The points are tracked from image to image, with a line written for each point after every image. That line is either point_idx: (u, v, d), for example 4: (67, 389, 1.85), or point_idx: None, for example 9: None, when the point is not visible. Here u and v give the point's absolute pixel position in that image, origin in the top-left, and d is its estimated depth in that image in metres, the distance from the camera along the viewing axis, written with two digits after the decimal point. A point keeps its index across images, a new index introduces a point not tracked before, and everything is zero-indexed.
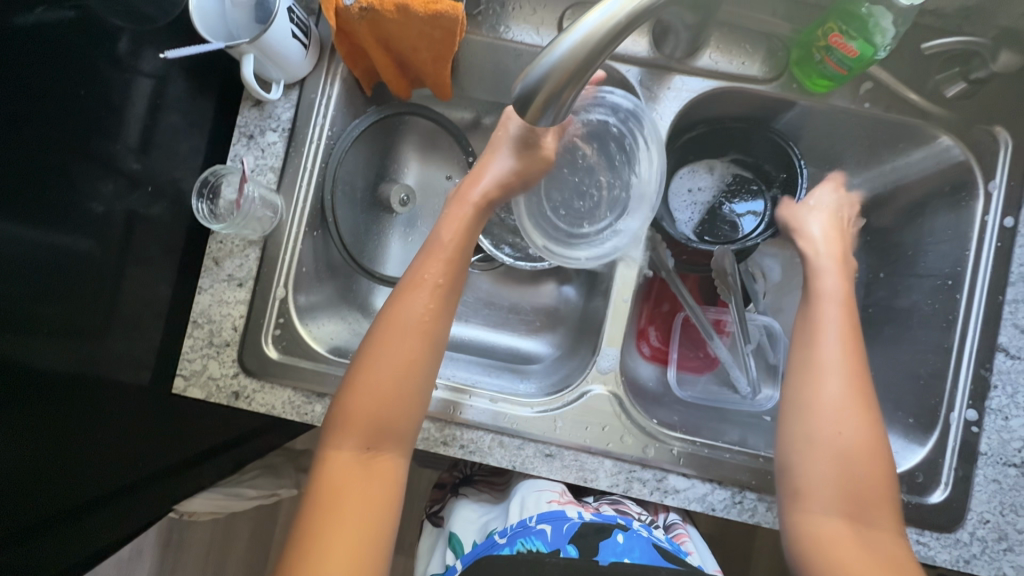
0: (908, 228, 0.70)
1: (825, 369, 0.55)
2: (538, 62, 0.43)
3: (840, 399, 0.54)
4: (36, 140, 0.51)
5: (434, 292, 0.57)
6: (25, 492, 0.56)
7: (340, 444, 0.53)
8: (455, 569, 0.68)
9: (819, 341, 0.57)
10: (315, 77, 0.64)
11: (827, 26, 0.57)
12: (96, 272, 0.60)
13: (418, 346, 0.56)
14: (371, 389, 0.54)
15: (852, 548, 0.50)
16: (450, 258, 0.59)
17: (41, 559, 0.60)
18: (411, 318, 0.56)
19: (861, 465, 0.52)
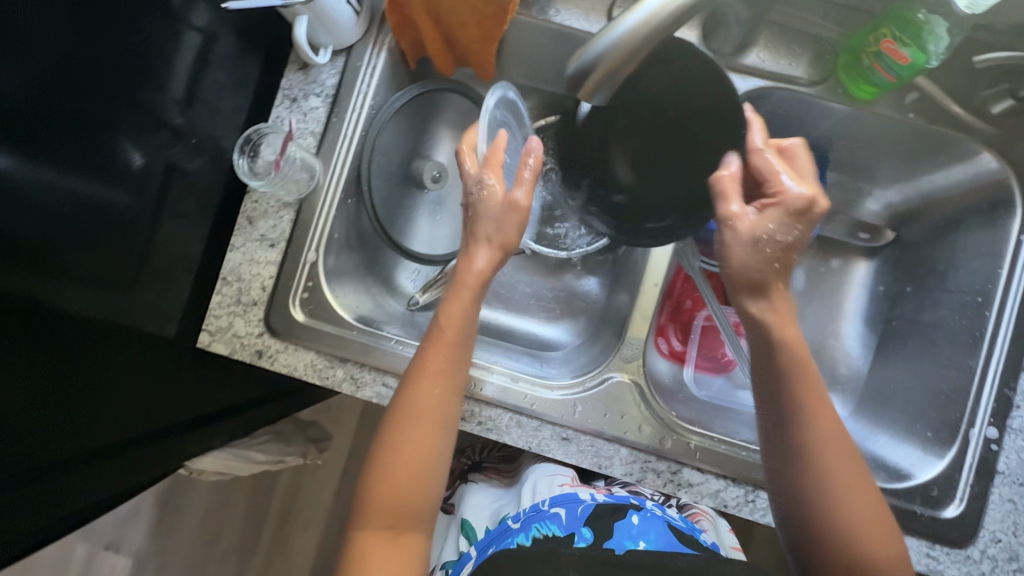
0: (941, 242, 0.71)
1: (808, 459, 0.53)
2: (598, 40, 0.43)
3: (836, 483, 0.53)
4: (91, 85, 0.52)
5: (439, 377, 0.54)
6: (35, 436, 0.55)
7: (363, 533, 0.50)
8: (470, 557, 0.68)
9: (794, 416, 0.55)
10: (363, 46, 0.65)
11: (880, 32, 0.58)
12: (133, 221, 0.61)
13: (431, 433, 0.52)
14: (391, 480, 0.51)
15: None
16: (453, 339, 0.55)
17: (45, 504, 0.60)
18: (421, 406, 0.53)
19: (866, 532, 0.51)
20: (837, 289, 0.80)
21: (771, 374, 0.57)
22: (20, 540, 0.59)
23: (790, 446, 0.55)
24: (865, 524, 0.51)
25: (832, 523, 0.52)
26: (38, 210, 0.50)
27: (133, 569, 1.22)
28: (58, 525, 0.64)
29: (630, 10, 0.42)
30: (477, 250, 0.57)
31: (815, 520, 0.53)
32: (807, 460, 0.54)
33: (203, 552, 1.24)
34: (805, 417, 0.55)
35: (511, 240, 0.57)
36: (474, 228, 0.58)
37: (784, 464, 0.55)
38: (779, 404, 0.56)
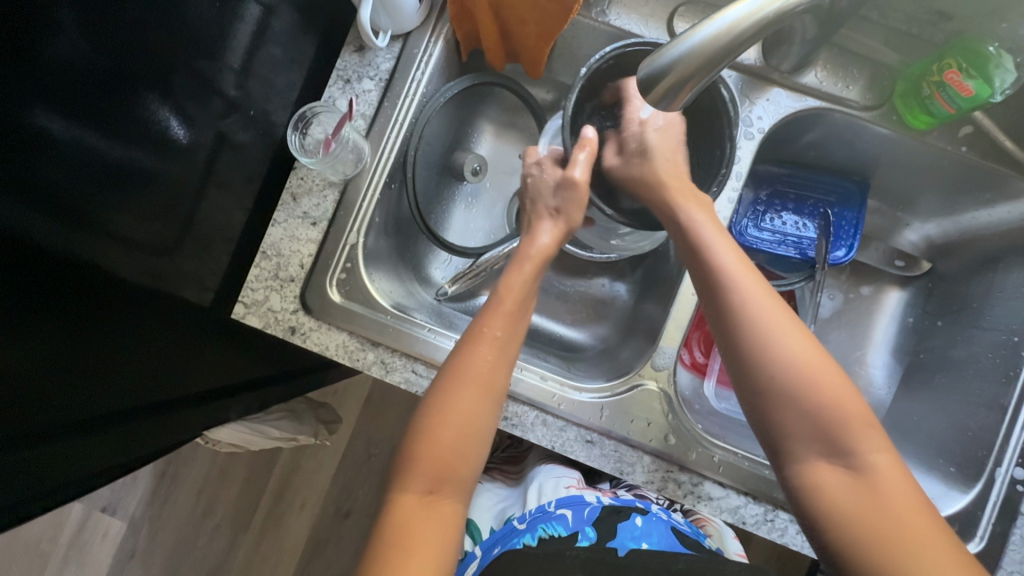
0: (977, 279, 0.71)
1: (739, 326, 0.52)
2: (672, 48, 0.43)
3: (776, 345, 0.50)
4: (152, 46, 0.53)
5: (494, 343, 0.55)
6: (56, 389, 0.54)
7: (402, 492, 0.50)
8: (474, 555, 0.68)
9: (719, 288, 0.53)
10: (421, 33, 0.65)
11: (944, 63, 0.58)
12: (180, 187, 0.61)
13: (480, 398, 0.53)
14: (437, 441, 0.51)
15: (853, 491, 0.47)
16: (511, 309, 0.57)
17: (62, 461, 0.59)
18: (474, 372, 0.53)
19: (813, 392, 0.49)
20: (866, 316, 0.80)
21: (689, 251, 0.56)
22: (39, 499, 0.59)
23: (722, 318, 0.53)
24: (821, 380, 0.49)
25: (780, 386, 0.50)
26: (91, 169, 0.51)
27: (128, 531, 1.24)
28: (75, 486, 0.63)
29: (707, 19, 0.42)
30: (542, 228, 0.62)
31: (764, 388, 0.50)
32: (738, 327, 0.52)
33: (197, 523, 1.24)
34: (732, 287, 0.53)
35: (574, 218, 0.63)
36: (543, 206, 0.64)
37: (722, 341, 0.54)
38: (702, 274, 0.55)
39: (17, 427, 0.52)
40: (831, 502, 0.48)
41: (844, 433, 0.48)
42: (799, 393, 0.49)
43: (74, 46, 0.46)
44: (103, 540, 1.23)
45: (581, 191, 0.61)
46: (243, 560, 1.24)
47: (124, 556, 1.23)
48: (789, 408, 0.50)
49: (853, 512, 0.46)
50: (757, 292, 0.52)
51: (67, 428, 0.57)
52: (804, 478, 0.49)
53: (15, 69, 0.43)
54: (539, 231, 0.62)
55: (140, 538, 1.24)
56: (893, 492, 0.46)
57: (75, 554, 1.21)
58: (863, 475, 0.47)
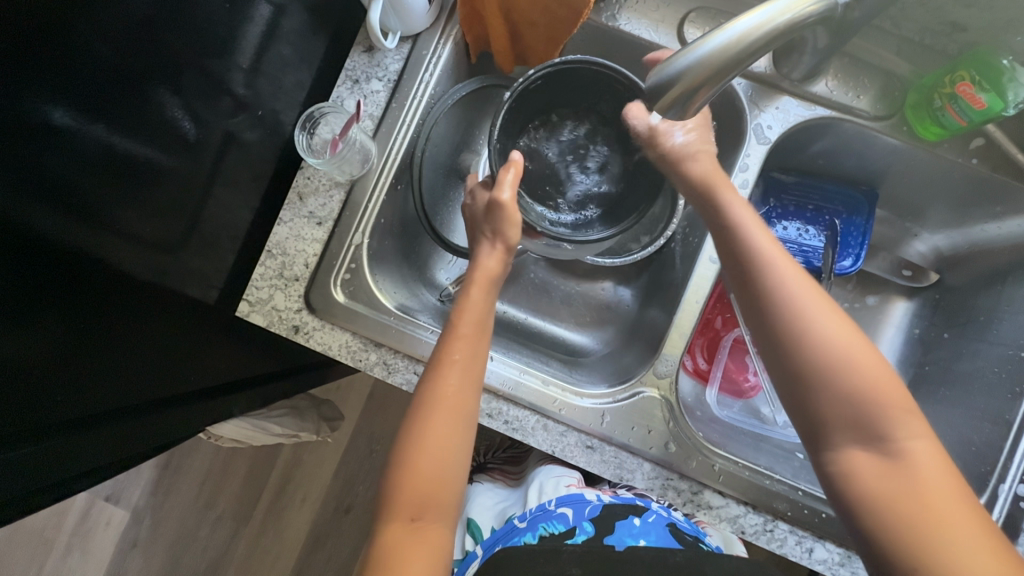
0: (985, 292, 0.70)
1: (771, 310, 0.52)
2: (681, 56, 0.43)
3: (814, 323, 0.50)
4: (162, 45, 0.53)
5: (452, 366, 0.55)
6: (58, 390, 0.55)
7: (387, 523, 0.50)
8: (475, 555, 0.68)
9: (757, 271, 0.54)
10: (430, 35, 0.65)
11: (957, 75, 0.58)
12: (187, 185, 0.61)
13: (452, 420, 0.53)
14: (415, 473, 0.51)
15: (888, 476, 0.45)
16: (470, 332, 0.57)
17: (64, 460, 0.59)
18: (441, 398, 0.53)
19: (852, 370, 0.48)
20: (873, 326, 0.79)
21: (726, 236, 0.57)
22: (43, 493, 0.60)
23: (754, 302, 0.54)
24: (857, 358, 0.48)
25: (814, 368, 0.49)
26: (100, 166, 0.51)
27: (131, 520, 1.25)
28: (74, 482, 0.63)
29: (716, 29, 0.42)
30: (483, 252, 0.60)
31: (797, 368, 0.50)
32: (773, 309, 0.52)
33: (199, 514, 1.25)
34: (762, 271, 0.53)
35: (511, 236, 0.60)
36: (483, 230, 0.62)
37: (756, 326, 0.54)
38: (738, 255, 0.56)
39: (26, 423, 0.53)
40: (868, 488, 0.46)
41: (878, 415, 0.47)
42: (830, 374, 0.48)
43: (90, 43, 0.46)
44: (106, 529, 1.24)
45: (506, 215, 0.59)
46: (243, 553, 1.25)
47: (127, 545, 1.24)
48: (824, 390, 0.48)
49: (892, 497, 0.45)
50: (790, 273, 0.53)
51: (73, 422, 0.58)
52: (840, 465, 0.48)
53: (34, 67, 0.43)
54: (482, 253, 0.61)
55: (142, 527, 1.25)
56: (933, 476, 0.44)
57: (79, 542, 1.23)
58: (899, 461, 0.45)
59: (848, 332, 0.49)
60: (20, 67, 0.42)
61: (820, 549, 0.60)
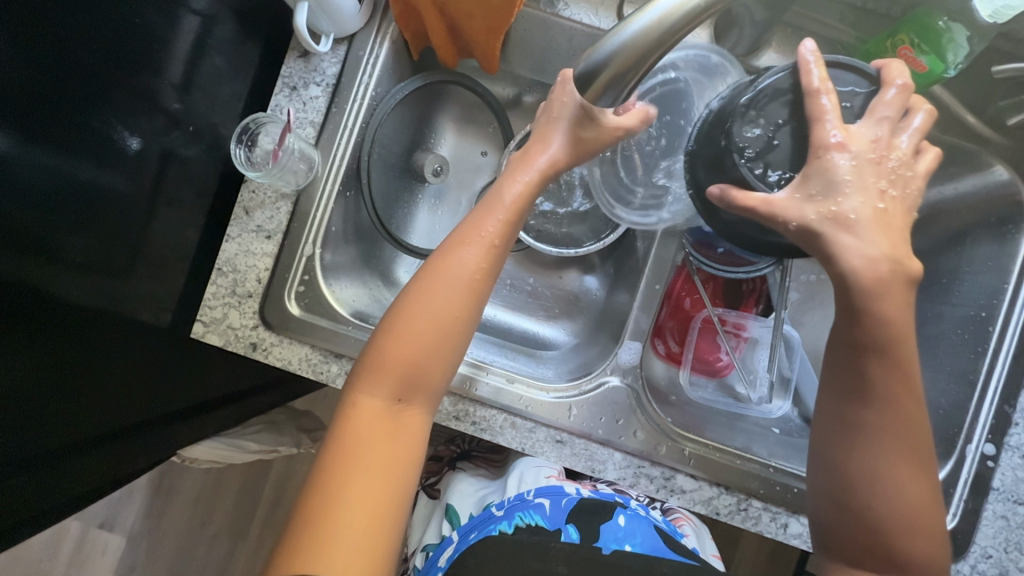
0: (944, 255, 0.68)
1: (859, 455, 0.50)
2: (608, 40, 0.41)
3: (891, 485, 0.50)
4: (83, 67, 0.51)
5: (487, 250, 0.53)
6: (13, 426, 0.53)
7: (369, 393, 0.50)
8: (451, 542, 0.67)
9: (867, 406, 0.50)
10: (366, 35, 0.63)
11: (898, 38, 0.57)
12: (126, 209, 0.59)
13: (463, 303, 0.52)
14: (404, 345, 0.50)
15: None
16: (508, 218, 0.53)
17: (25, 494, 0.58)
18: (460, 276, 0.52)
19: (909, 530, 0.50)
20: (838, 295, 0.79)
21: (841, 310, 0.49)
22: (16, 527, 0.60)
23: (848, 434, 0.51)
24: (914, 520, 0.49)
25: (878, 519, 0.50)
26: (33, 200, 0.49)
27: (126, 546, 1.23)
28: (40, 516, 0.62)
29: (641, 10, 0.41)
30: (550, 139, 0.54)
31: (850, 504, 0.51)
32: (876, 426, 0.49)
33: (194, 533, 1.24)
34: (879, 388, 0.49)
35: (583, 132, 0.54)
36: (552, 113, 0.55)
37: (839, 452, 0.52)
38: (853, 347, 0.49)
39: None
40: None
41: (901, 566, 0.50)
42: (886, 533, 0.50)
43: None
44: (102, 556, 1.22)
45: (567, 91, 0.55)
46: (242, 568, 1.24)
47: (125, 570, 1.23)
48: (872, 505, 0.50)
49: None
50: (901, 426, 0.49)
51: (35, 458, 0.57)
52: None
53: None
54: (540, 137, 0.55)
55: (139, 552, 1.24)
56: None
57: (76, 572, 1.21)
58: None
59: (915, 491, 0.49)
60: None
61: (795, 524, 0.60)
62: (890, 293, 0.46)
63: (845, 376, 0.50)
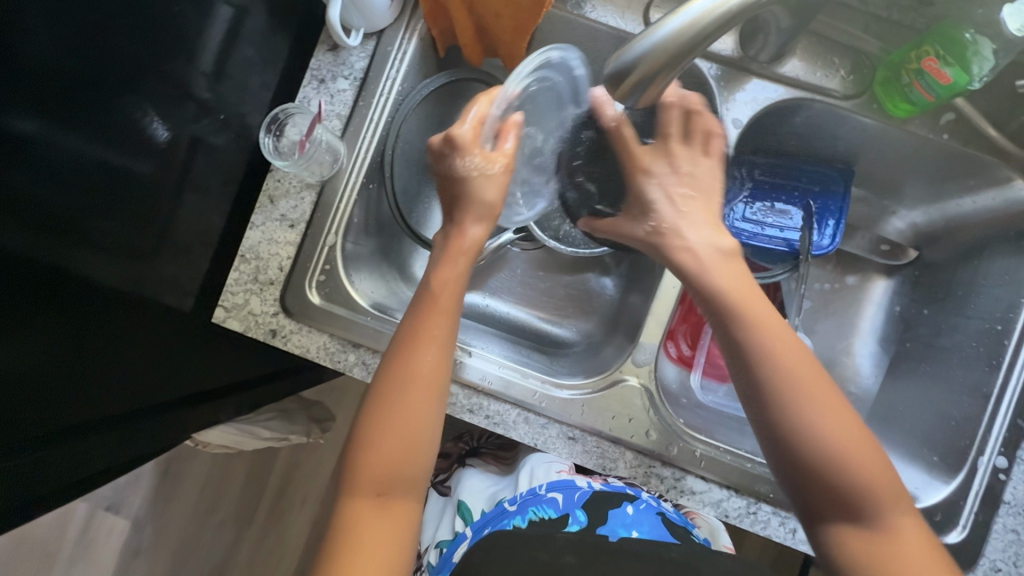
0: (961, 268, 0.71)
1: (766, 400, 0.51)
2: (640, 41, 0.42)
3: (813, 418, 0.50)
4: (123, 55, 0.52)
5: (435, 343, 0.55)
6: (41, 400, 0.55)
7: (353, 501, 0.50)
8: (465, 536, 0.69)
9: (754, 354, 0.52)
10: (395, 30, 0.64)
11: (923, 50, 0.58)
12: (155, 193, 0.61)
13: (427, 397, 0.53)
14: (377, 448, 0.51)
15: (879, 555, 0.47)
16: (447, 307, 0.57)
17: (49, 469, 0.59)
18: (415, 372, 0.53)
19: (852, 458, 0.49)
20: (853, 305, 0.80)
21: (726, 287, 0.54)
22: (41, 499, 0.61)
23: (755, 391, 0.52)
24: (850, 444, 0.49)
25: (819, 459, 0.49)
26: (67, 183, 0.51)
27: (131, 531, 1.24)
28: (64, 488, 0.64)
29: (673, 13, 0.42)
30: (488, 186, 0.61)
31: (799, 454, 0.50)
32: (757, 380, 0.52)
33: (202, 518, 1.26)
34: (758, 342, 0.52)
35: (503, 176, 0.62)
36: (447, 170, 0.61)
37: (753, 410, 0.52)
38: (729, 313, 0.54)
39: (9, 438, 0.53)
40: (861, 565, 0.48)
41: (871, 502, 0.48)
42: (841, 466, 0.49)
43: (43, 53, 0.45)
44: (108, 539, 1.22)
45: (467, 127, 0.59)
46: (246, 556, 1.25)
47: (129, 555, 1.24)
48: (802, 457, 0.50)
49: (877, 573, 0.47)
50: (788, 354, 0.52)
51: (53, 435, 0.58)
52: (840, 546, 0.49)
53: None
54: (470, 222, 0.61)
55: (144, 537, 1.24)
56: (917, 552, 0.47)
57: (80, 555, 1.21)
58: (887, 534, 0.48)
59: (835, 413, 0.50)
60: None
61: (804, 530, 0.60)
62: (717, 266, 0.57)
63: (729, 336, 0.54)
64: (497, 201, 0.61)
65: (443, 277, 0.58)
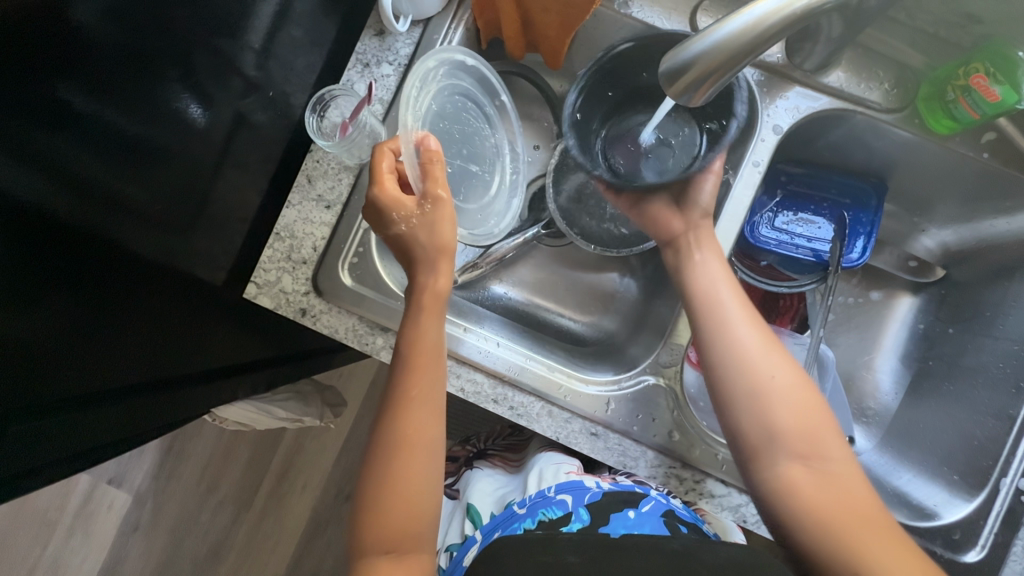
0: (990, 289, 0.70)
1: (726, 359, 0.58)
2: (697, 40, 0.43)
3: (759, 364, 0.57)
4: (177, 26, 0.53)
5: (412, 402, 0.55)
6: (81, 361, 0.55)
7: (368, 559, 0.53)
8: (475, 540, 0.68)
9: (714, 317, 0.60)
10: (442, 20, 0.65)
11: (972, 67, 0.59)
12: (197, 167, 0.61)
13: (423, 458, 0.55)
14: (381, 509, 0.53)
15: (821, 490, 0.53)
16: (424, 362, 0.55)
17: (87, 434, 0.60)
18: (404, 435, 0.55)
19: (795, 405, 0.56)
20: (878, 321, 0.80)
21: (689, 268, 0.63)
22: (82, 458, 0.62)
23: (715, 350, 0.59)
24: (791, 392, 0.56)
25: (768, 402, 0.56)
26: (111, 149, 0.51)
27: (132, 504, 1.25)
28: (101, 452, 0.64)
29: (732, 14, 0.42)
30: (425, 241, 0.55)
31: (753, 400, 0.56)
32: (716, 349, 0.59)
33: (201, 498, 1.26)
34: (715, 307, 0.60)
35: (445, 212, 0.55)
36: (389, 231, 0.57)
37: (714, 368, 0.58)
38: (687, 292, 0.62)
39: (8, 401, 0.50)
40: (807, 501, 0.54)
41: (814, 444, 0.55)
42: (785, 411, 0.56)
43: (97, 21, 0.46)
44: (108, 512, 1.24)
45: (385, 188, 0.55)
46: (243, 538, 1.26)
47: (129, 528, 1.25)
48: (761, 417, 0.56)
49: (820, 507, 0.53)
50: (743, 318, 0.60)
51: (64, 404, 0.55)
52: (782, 483, 0.55)
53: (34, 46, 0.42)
54: (426, 272, 0.56)
55: (144, 511, 1.26)
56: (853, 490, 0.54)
57: (81, 524, 1.23)
58: (826, 474, 0.54)
59: (781, 366, 0.57)
60: (17, 32, 0.41)
61: None
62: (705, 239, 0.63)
63: (697, 304, 0.61)
64: (450, 238, 0.56)
65: (410, 333, 0.56)
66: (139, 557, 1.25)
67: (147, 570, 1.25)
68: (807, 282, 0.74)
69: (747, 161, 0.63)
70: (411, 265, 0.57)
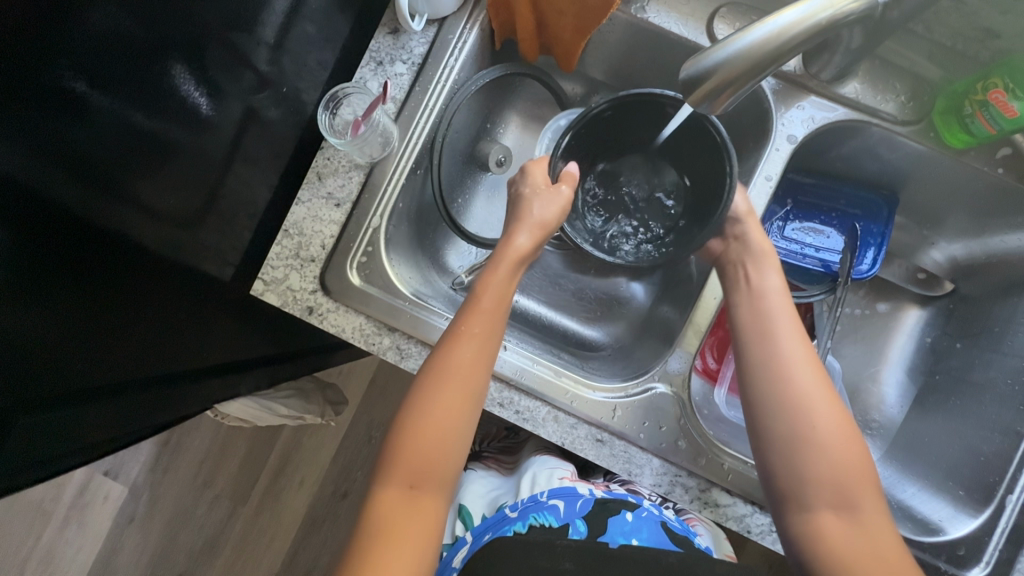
0: (999, 303, 0.70)
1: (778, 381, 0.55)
2: (719, 48, 0.42)
3: (813, 395, 0.54)
4: (189, 19, 0.52)
5: (480, 347, 0.55)
6: (87, 356, 0.55)
7: (383, 487, 0.51)
8: (465, 541, 0.66)
9: (770, 336, 0.57)
10: (457, 20, 0.65)
11: (991, 82, 0.58)
12: (207, 161, 0.61)
13: (462, 402, 0.54)
14: (412, 437, 0.52)
15: (855, 541, 0.51)
16: (491, 308, 0.57)
17: (87, 426, 0.59)
18: (453, 368, 0.54)
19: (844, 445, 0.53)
20: (885, 333, 0.80)
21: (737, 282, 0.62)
22: (82, 451, 0.61)
23: (769, 362, 0.56)
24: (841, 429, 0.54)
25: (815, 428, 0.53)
26: (120, 142, 0.50)
27: (128, 495, 1.25)
28: (102, 445, 0.64)
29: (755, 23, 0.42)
30: (520, 228, 0.61)
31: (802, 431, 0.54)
32: (771, 365, 0.56)
33: (198, 492, 1.25)
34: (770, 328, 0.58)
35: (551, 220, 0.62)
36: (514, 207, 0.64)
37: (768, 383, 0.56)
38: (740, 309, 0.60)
39: (10, 395, 0.49)
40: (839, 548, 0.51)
41: (856, 490, 0.52)
42: (831, 448, 0.53)
43: (106, 11, 0.45)
44: (103, 503, 1.24)
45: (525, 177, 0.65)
46: (238, 533, 1.25)
47: (124, 520, 1.24)
48: (806, 448, 0.53)
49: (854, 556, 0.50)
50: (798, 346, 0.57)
51: (65, 397, 0.55)
52: (810, 526, 0.53)
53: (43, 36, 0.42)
54: (518, 231, 0.61)
55: (140, 503, 1.25)
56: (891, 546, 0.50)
57: (76, 514, 1.23)
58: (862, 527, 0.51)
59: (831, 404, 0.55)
60: (24, 23, 0.40)
61: None
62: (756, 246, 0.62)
63: (750, 319, 0.59)
64: (553, 218, 0.62)
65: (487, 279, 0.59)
66: (133, 550, 1.25)
67: (140, 562, 1.25)
68: (816, 292, 0.72)
69: (758, 173, 0.63)
70: (510, 225, 0.62)
